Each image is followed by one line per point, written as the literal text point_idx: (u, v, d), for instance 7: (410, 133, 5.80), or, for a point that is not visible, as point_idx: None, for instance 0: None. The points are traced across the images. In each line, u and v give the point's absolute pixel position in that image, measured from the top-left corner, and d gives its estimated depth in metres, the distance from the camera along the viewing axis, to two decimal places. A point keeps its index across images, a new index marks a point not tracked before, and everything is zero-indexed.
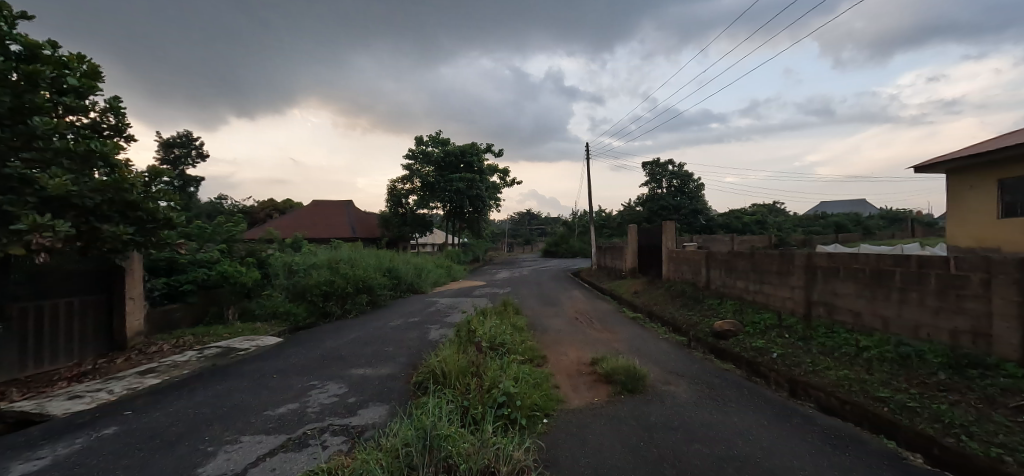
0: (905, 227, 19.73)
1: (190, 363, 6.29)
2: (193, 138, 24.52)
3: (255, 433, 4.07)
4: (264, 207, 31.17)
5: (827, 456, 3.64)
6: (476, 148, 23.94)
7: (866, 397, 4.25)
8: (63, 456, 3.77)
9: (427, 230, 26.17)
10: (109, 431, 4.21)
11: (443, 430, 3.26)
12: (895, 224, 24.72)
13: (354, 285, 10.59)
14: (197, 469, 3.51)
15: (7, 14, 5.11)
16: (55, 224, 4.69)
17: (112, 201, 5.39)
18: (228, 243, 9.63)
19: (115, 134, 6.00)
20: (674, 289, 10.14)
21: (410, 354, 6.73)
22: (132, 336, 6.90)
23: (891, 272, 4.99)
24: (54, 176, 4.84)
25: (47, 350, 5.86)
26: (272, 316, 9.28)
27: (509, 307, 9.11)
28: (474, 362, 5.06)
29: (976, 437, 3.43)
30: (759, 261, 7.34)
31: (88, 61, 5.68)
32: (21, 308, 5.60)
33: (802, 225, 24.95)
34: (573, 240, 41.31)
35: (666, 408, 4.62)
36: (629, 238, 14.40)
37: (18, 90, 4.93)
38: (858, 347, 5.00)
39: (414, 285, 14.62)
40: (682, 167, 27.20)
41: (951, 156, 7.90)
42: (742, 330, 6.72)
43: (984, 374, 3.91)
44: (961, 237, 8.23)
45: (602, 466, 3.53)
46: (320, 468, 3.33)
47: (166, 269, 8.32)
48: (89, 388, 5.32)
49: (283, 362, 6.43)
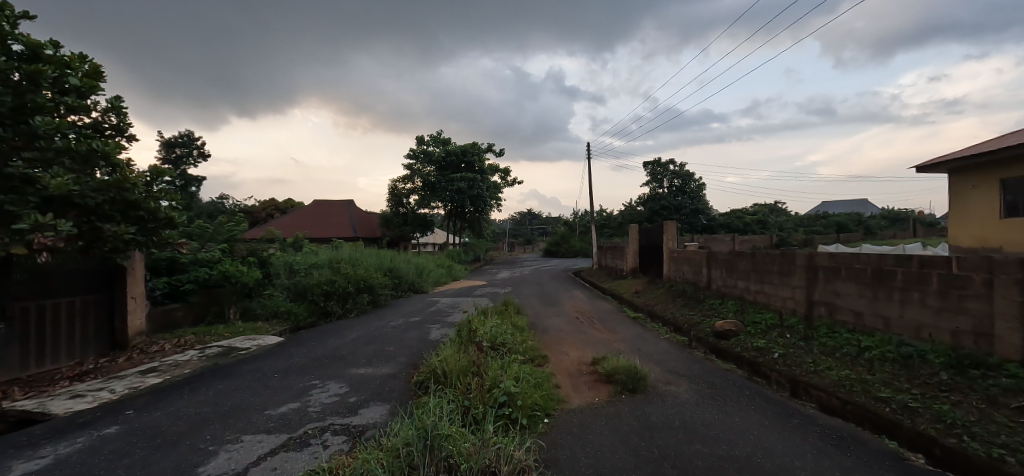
0: (906, 227, 19.67)
1: (191, 363, 6.31)
2: (194, 138, 24.54)
3: (256, 433, 4.09)
4: (265, 206, 31.19)
5: (827, 456, 3.65)
6: (477, 148, 23.95)
7: (867, 398, 4.25)
8: (65, 455, 3.78)
9: (428, 229, 26.19)
10: (110, 430, 4.22)
11: (444, 429, 3.27)
12: (896, 224, 24.68)
13: (355, 285, 10.61)
14: (198, 468, 3.53)
15: (8, 13, 5.11)
16: (57, 224, 4.70)
17: (114, 200, 5.41)
18: (229, 243, 9.64)
19: (116, 134, 6.01)
20: (675, 289, 10.14)
21: (411, 353, 6.75)
22: (133, 336, 6.92)
23: (893, 272, 4.99)
24: (55, 176, 4.85)
25: (48, 350, 5.88)
26: (273, 315, 9.30)
27: (510, 307, 9.13)
28: (475, 362, 5.06)
29: (977, 437, 3.43)
30: (761, 261, 7.34)
31: (89, 61, 5.69)
32: (23, 307, 5.62)
33: (802, 225, 24.92)
34: (574, 240, 41.30)
35: (666, 408, 4.63)
36: (630, 238, 14.40)
37: (20, 90, 4.95)
38: (859, 347, 5.00)
39: (415, 285, 14.62)
40: (683, 166, 27.19)
41: (953, 156, 7.89)
42: (743, 330, 6.73)
43: (985, 374, 3.90)
44: (964, 237, 8.21)
45: (601, 466, 3.53)
46: (321, 467, 3.34)
47: (168, 269, 8.35)
48: (90, 387, 5.33)
49: (284, 361, 6.45)
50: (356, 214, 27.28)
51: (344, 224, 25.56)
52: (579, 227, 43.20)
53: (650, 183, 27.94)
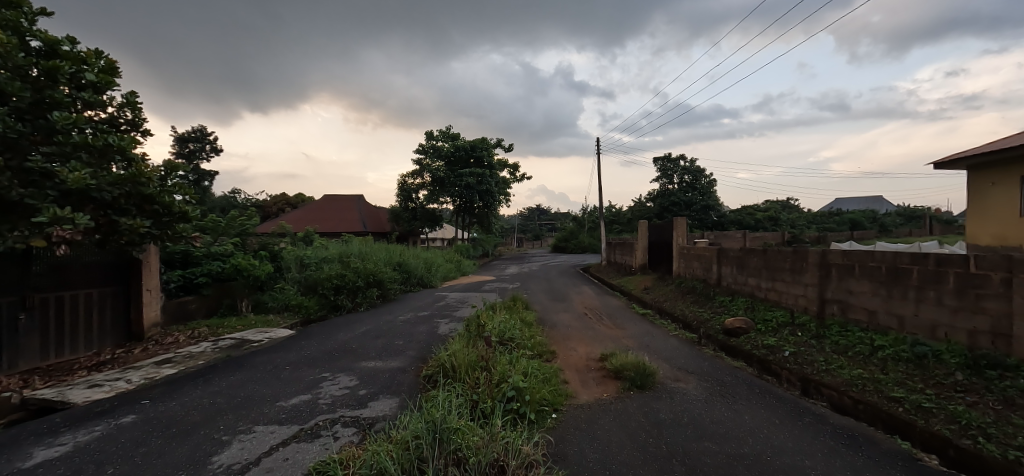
0: (922, 224, 19.30)
1: (205, 354, 6.41)
2: (206, 133, 24.81)
3: (268, 424, 4.15)
4: (275, 202, 31.55)
5: (838, 455, 3.63)
6: (486, 143, 23.95)
7: (880, 397, 4.21)
8: (83, 443, 3.88)
9: (437, 224, 26.25)
10: (127, 419, 4.31)
11: (453, 423, 3.32)
12: (911, 221, 24.22)
13: (365, 279, 10.74)
14: (212, 457, 3.60)
15: (26, 10, 5.19)
16: (74, 217, 4.79)
17: (129, 194, 5.50)
18: (241, 237, 9.76)
19: (132, 129, 6.09)
20: (684, 286, 10.10)
21: (420, 347, 6.80)
22: (148, 327, 7.04)
23: (909, 270, 4.91)
24: (73, 170, 4.93)
25: (67, 339, 6.01)
26: (285, 307, 9.39)
27: (519, 302, 9.18)
28: (484, 356, 5.11)
29: (993, 438, 3.41)
30: (772, 258, 7.28)
31: (106, 56, 5.77)
32: (43, 298, 5.75)
33: (815, 223, 24.54)
34: (582, 236, 41.16)
35: (675, 405, 4.62)
36: (639, 233, 14.31)
37: (39, 86, 5.06)
38: (873, 346, 4.94)
39: (425, 280, 14.70)
40: (694, 163, 27.04)
41: (968, 152, 7.79)
42: (753, 328, 6.68)
43: (1002, 375, 3.85)
44: (984, 235, 8.05)
45: (609, 462, 3.54)
46: (331, 459, 3.39)
47: (182, 262, 8.45)
48: (108, 377, 5.44)
49: (296, 354, 6.54)
50: (365, 210, 27.39)
51: (354, 219, 25.79)
52: (588, 223, 42.78)
53: (661, 179, 27.85)
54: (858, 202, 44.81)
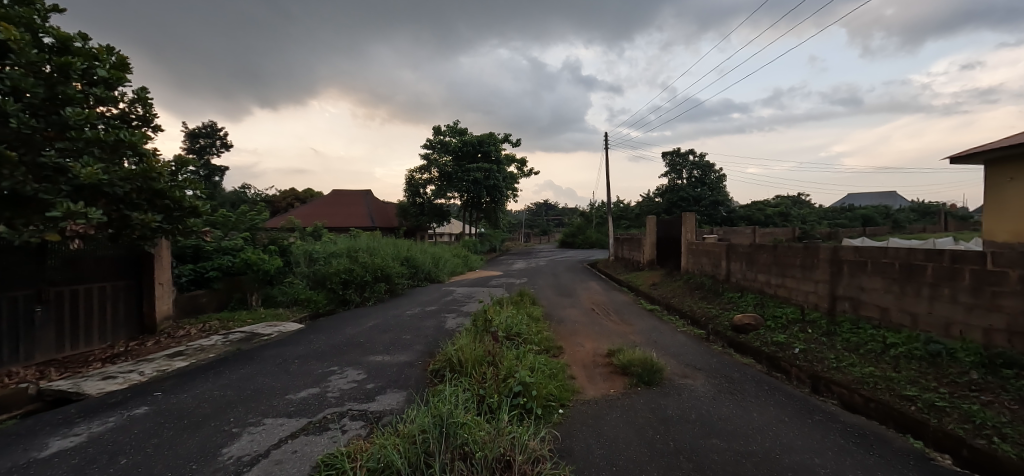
0: (938, 220, 19.04)
1: (216, 347, 6.47)
2: (217, 129, 24.98)
3: (278, 416, 4.19)
4: (285, 198, 31.78)
5: (849, 454, 3.60)
6: (494, 138, 23.89)
7: (892, 396, 4.16)
8: (98, 433, 3.94)
9: (444, 219, 26.26)
10: (140, 411, 4.38)
11: (460, 418, 3.33)
12: (926, 217, 23.81)
13: (373, 273, 10.77)
14: (222, 449, 3.63)
15: (39, 7, 5.25)
16: (88, 211, 4.84)
17: (140, 189, 5.55)
18: (251, 232, 9.87)
19: (143, 124, 6.14)
20: (692, 282, 10.05)
21: (427, 342, 6.82)
22: (160, 320, 7.12)
23: (923, 266, 4.83)
24: (86, 165, 4.98)
25: (82, 332, 6.11)
26: (295, 301, 9.48)
27: (526, 297, 9.20)
28: (490, 351, 5.12)
29: (1008, 439, 3.35)
30: (783, 255, 7.19)
31: (117, 53, 5.81)
32: (58, 291, 5.84)
33: (828, 218, 24.22)
34: (591, 231, 41.08)
35: (682, 402, 4.60)
36: (648, 229, 14.23)
37: (52, 82, 5.12)
38: (884, 344, 4.88)
39: (433, 274, 14.76)
40: (703, 158, 26.86)
41: (985, 147, 7.64)
42: (763, 324, 6.61)
43: (1019, 374, 3.79)
44: (1001, 231, 7.89)
45: (617, 459, 3.52)
46: (338, 452, 3.42)
47: (193, 256, 8.64)
48: (121, 369, 5.53)
49: (304, 348, 6.58)
50: (374, 205, 27.50)
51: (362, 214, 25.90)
52: (597, 218, 42.67)
53: (671, 174, 27.67)
54: (871, 198, 44.08)
